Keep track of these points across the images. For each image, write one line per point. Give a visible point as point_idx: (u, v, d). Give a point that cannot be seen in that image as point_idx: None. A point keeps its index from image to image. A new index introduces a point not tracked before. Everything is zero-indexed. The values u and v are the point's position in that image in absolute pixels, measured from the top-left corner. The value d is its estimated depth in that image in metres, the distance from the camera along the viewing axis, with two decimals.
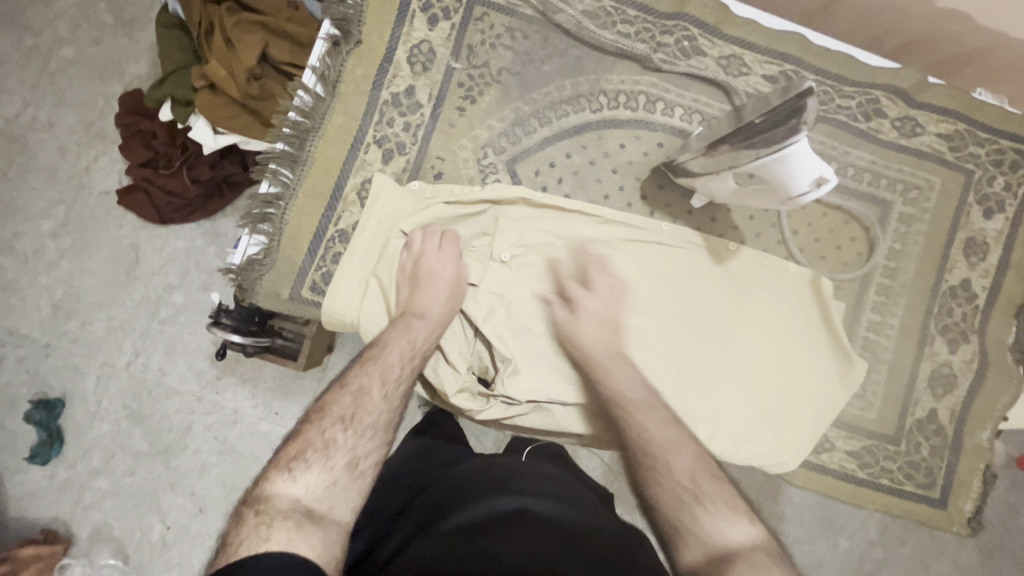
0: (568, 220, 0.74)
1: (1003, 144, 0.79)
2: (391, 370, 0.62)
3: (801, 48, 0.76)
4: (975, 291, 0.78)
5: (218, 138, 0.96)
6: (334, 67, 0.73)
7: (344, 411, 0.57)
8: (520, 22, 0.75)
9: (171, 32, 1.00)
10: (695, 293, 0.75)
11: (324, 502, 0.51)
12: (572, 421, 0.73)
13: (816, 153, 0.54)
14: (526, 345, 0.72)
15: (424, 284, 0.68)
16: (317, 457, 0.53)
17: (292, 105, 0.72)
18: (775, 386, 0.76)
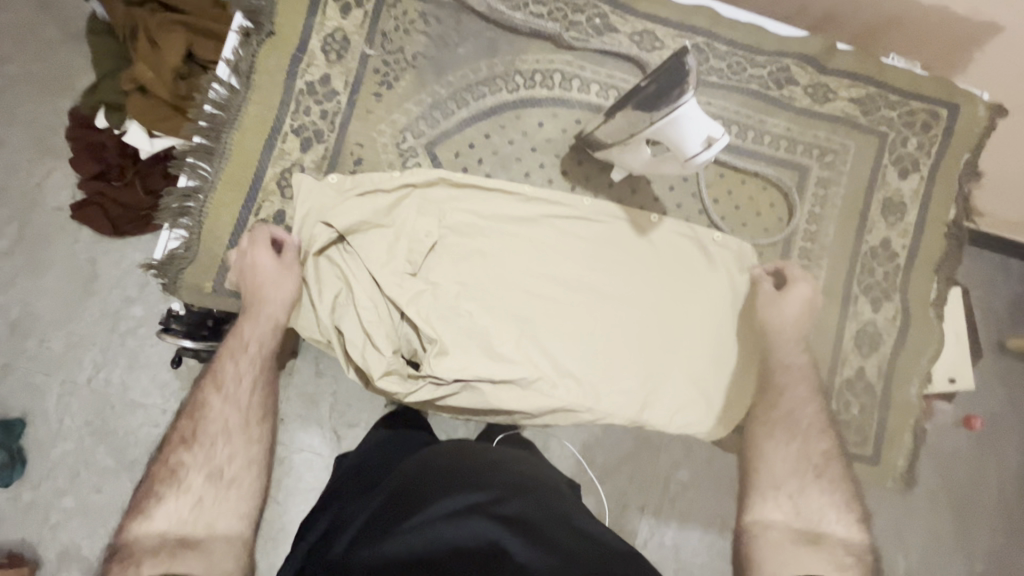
0: (482, 201, 0.75)
1: (914, 106, 0.80)
2: (233, 376, 0.66)
3: (712, 21, 0.78)
4: (895, 250, 0.80)
5: (154, 141, 0.95)
6: (246, 58, 0.73)
7: (185, 436, 0.61)
8: (433, 8, 0.76)
9: (100, 38, 1.00)
10: (608, 271, 0.76)
11: (197, 522, 0.57)
12: (503, 399, 0.72)
13: (704, 112, 0.58)
14: (454, 326, 0.72)
15: (260, 281, 0.68)
16: (171, 488, 0.58)
17: (206, 98, 0.72)
18: (702, 350, 0.76)
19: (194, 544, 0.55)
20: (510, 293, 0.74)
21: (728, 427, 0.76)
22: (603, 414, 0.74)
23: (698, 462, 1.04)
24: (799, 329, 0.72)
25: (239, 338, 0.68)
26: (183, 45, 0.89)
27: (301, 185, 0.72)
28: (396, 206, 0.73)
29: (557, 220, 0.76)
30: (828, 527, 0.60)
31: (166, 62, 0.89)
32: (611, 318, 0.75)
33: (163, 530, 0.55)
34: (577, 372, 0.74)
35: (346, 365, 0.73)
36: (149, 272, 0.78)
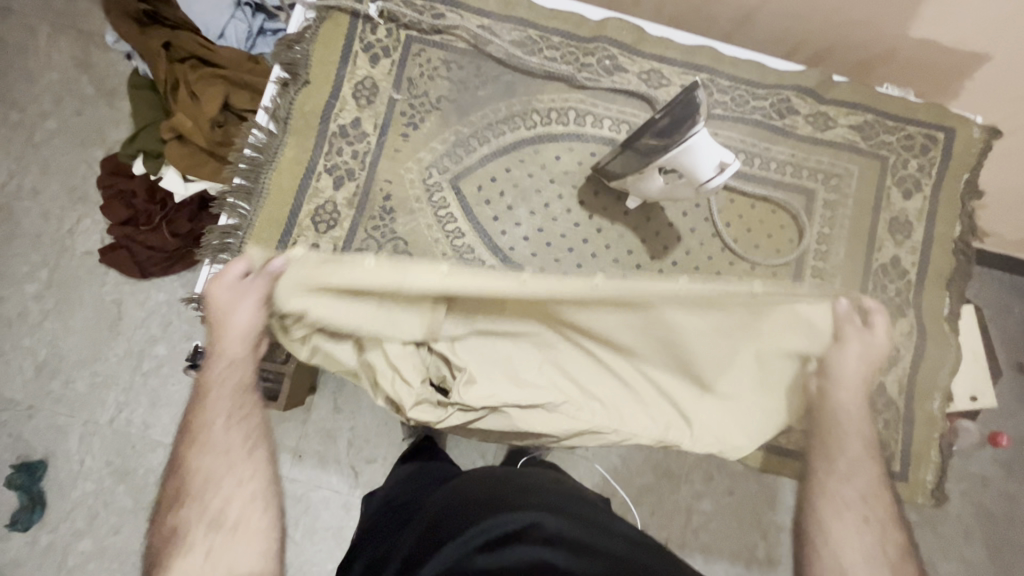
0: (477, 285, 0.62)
1: (911, 130, 0.85)
2: (211, 417, 0.61)
3: (713, 59, 0.84)
4: (905, 267, 0.83)
5: (189, 185, 1.01)
6: (284, 105, 0.79)
7: (179, 493, 0.57)
8: (455, 55, 0.83)
9: (141, 92, 1.07)
10: (629, 324, 0.73)
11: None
12: (529, 423, 0.73)
13: (716, 140, 0.61)
14: (478, 356, 0.74)
15: (219, 320, 0.62)
16: (176, 555, 0.54)
17: (247, 142, 0.77)
18: (726, 378, 0.75)
19: None
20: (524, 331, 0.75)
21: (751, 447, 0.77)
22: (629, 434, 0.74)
23: (721, 491, 1.03)
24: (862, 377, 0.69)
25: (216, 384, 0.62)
26: (222, 97, 0.96)
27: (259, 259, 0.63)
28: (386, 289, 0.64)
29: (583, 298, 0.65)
30: None
31: (206, 112, 0.96)
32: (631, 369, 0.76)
33: None
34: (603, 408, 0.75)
35: (376, 393, 0.75)
36: (185, 303, 0.80)
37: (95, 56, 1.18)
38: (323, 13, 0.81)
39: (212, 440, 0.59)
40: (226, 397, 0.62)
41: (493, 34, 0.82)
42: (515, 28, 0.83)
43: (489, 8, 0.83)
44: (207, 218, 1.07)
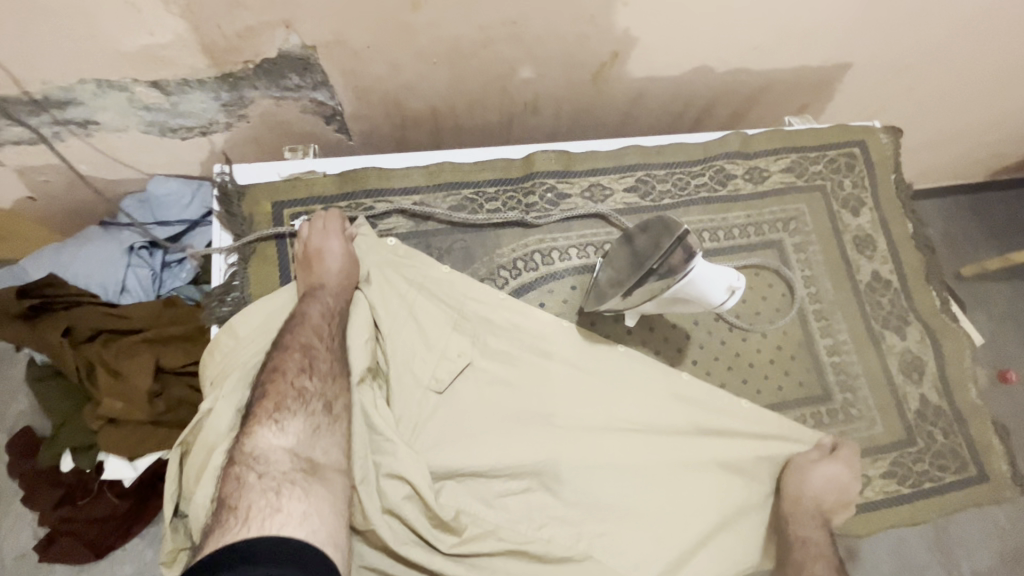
0: (525, 341, 0.76)
1: (832, 154, 0.90)
2: (315, 318, 0.69)
3: (642, 155, 0.85)
4: (886, 277, 0.86)
5: (138, 463, 0.94)
6: (225, 362, 0.70)
7: (301, 363, 0.66)
8: (400, 240, 0.79)
9: (48, 383, 0.95)
10: (644, 442, 0.74)
11: (315, 447, 0.62)
12: (562, 545, 0.68)
13: (715, 269, 0.66)
14: (514, 454, 0.71)
15: (317, 260, 0.72)
16: (298, 405, 0.63)
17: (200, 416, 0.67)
18: (706, 497, 0.73)
19: (314, 473, 0.60)
20: (561, 444, 0.72)
21: (743, 545, 0.73)
22: (636, 555, 0.69)
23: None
24: (820, 501, 0.74)
25: (309, 299, 0.70)
26: (152, 364, 0.87)
27: (388, 271, 0.76)
28: (455, 378, 0.73)
29: (560, 360, 0.76)
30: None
31: (141, 386, 0.85)
32: (640, 447, 0.74)
33: (291, 445, 0.61)
34: (607, 516, 0.71)
35: (386, 504, 0.66)
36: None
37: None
38: (246, 251, 0.76)
39: (321, 326, 0.69)
40: (323, 311, 0.70)
41: (430, 207, 0.80)
42: (448, 193, 0.81)
43: (417, 184, 0.80)
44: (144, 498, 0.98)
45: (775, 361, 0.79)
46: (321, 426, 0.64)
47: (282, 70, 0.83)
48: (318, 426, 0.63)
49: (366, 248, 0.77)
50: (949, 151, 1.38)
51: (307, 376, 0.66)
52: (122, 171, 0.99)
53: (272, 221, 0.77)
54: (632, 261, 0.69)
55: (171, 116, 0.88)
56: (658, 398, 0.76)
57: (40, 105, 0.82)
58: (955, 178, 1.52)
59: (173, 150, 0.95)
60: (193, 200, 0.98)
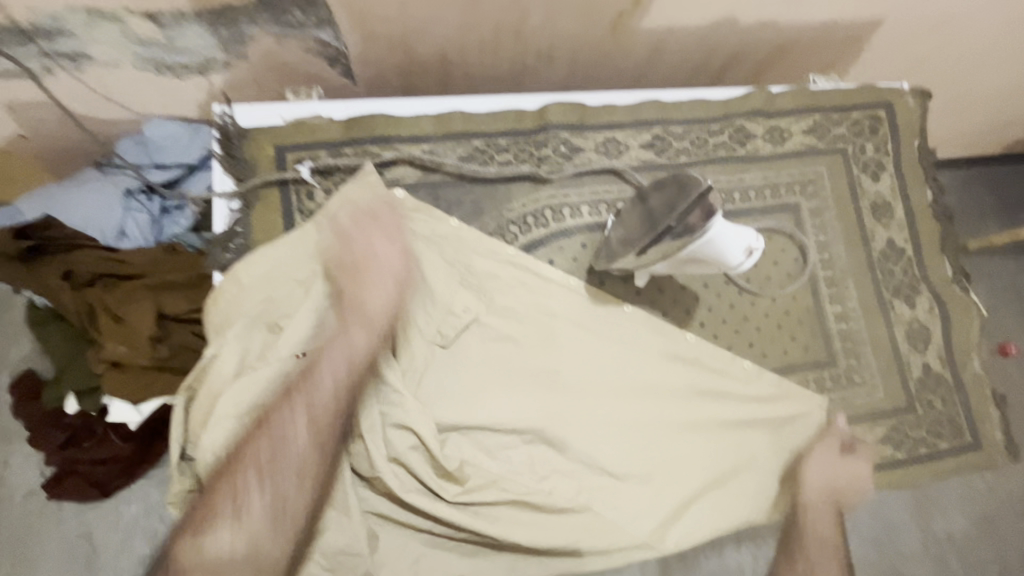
0: (531, 301, 0.75)
1: (856, 116, 0.87)
2: (339, 335, 0.68)
3: (661, 109, 0.82)
4: (901, 245, 0.85)
5: (140, 407, 0.92)
6: (226, 308, 0.68)
7: (309, 391, 0.66)
8: (408, 191, 0.77)
9: (48, 326, 0.94)
10: (646, 403, 0.75)
11: (286, 483, 0.64)
12: (564, 496, 0.70)
13: (733, 231, 0.66)
14: (521, 410, 0.71)
15: (367, 269, 0.70)
16: (284, 438, 0.65)
17: (202, 363, 0.66)
18: (703, 456, 0.75)
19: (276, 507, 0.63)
20: (567, 406, 0.73)
21: (739, 504, 0.75)
22: (631, 508, 0.72)
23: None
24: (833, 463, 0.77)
25: (349, 303, 0.69)
26: (154, 310, 0.86)
27: (395, 227, 0.74)
28: (460, 333, 0.73)
29: (567, 319, 0.75)
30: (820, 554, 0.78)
31: (142, 330, 0.85)
32: (642, 407, 0.75)
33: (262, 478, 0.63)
34: (610, 470, 0.72)
35: (391, 453, 0.67)
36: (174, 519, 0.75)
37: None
38: (249, 197, 0.73)
39: (339, 351, 0.67)
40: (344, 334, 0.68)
41: (439, 157, 0.77)
42: (458, 143, 0.78)
43: (425, 132, 0.77)
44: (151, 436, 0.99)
45: (783, 326, 0.79)
46: (303, 467, 0.65)
47: (284, 5, 0.78)
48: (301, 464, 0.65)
49: (366, 199, 0.73)
50: (973, 119, 1.33)
51: (304, 412, 0.66)
52: (117, 110, 0.95)
53: (274, 166, 0.74)
54: (647, 221, 0.67)
55: (166, 51, 0.84)
56: (663, 360, 0.76)
57: (26, 35, 0.77)
58: (976, 146, 1.48)
59: (168, 89, 0.91)
60: (192, 143, 0.95)
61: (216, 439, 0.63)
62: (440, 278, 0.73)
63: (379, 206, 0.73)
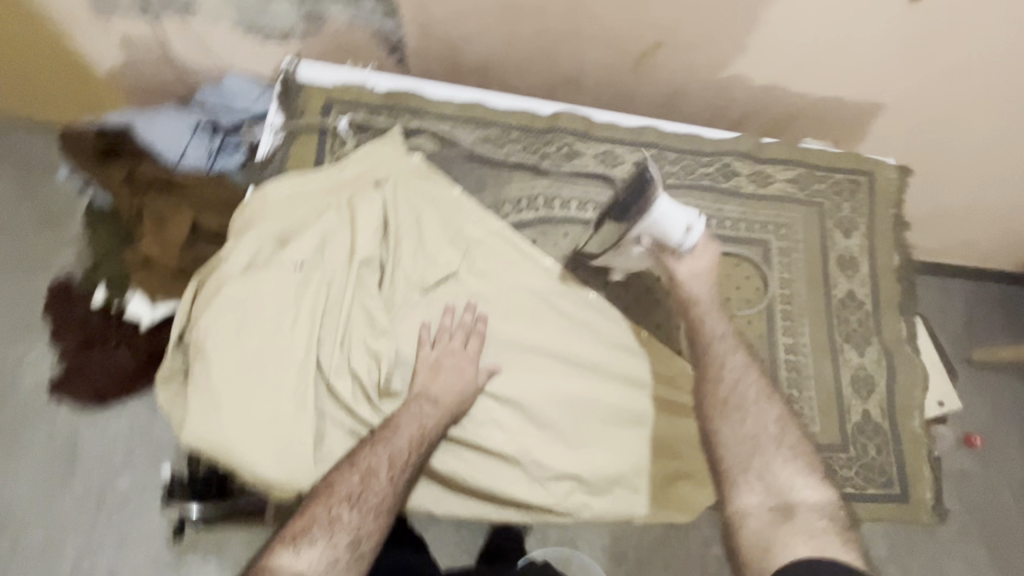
0: (509, 273, 0.84)
1: (839, 177, 0.95)
2: (434, 422, 0.73)
3: (660, 135, 0.92)
4: (861, 298, 0.91)
5: (155, 308, 1.05)
6: (249, 215, 0.80)
7: (406, 430, 0.71)
8: (423, 157, 0.88)
9: (101, 221, 1.09)
10: (591, 385, 0.82)
11: (371, 490, 0.68)
12: (496, 445, 0.77)
13: (677, 205, 0.73)
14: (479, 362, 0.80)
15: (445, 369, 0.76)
16: (375, 459, 0.69)
17: (219, 256, 0.78)
18: (630, 447, 0.81)
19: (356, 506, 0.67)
20: (518, 371, 0.81)
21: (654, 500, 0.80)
22: (555, 471, 0.78)
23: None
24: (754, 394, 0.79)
25: (439, 387, 0.75)
26: (191, 222, 0.98)
27: (407, 185, 0.85)
28: (439, 283, 0.82)
29: (537, 294, 0.84)
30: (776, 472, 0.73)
31: (175, 236, 0.97)
32: (588, 388, 0.82)
33: (349, 489, 0.67)
34: (545, 436, 0.79)
35: (354, 369, 0.76)
36: (159, 391, 0.84)
37: (62, 213, 1.48)
38: (294, 133, 0.88)
39: (434, 423, 0.73)
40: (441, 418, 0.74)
41: (457, 135, 0.89)
42: (476, 127, 0.90)
43: (450, 113, 0.90)
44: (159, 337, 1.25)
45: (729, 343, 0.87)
46: (390, 477, 0.69)
47: None
48: (387, 476, 0.69)
49: (385, 156, 0.86)
50: (989, 229, 1.34)
51: (391, 437, 0.71)
52: (207, 58, 1.12)
53: (319, 114, 0.88)
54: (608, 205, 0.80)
55: (257, 14, 1.00)
56: (616, 350, 0.84)
57: None
58: (993, 261, 1.47)
59: (252, 47, 1.07)
60: (257, 99, 1.09)
61: (213, 318, 0.73)
62: (433, 234, 0.83)
63: (397, 165, 0.86)
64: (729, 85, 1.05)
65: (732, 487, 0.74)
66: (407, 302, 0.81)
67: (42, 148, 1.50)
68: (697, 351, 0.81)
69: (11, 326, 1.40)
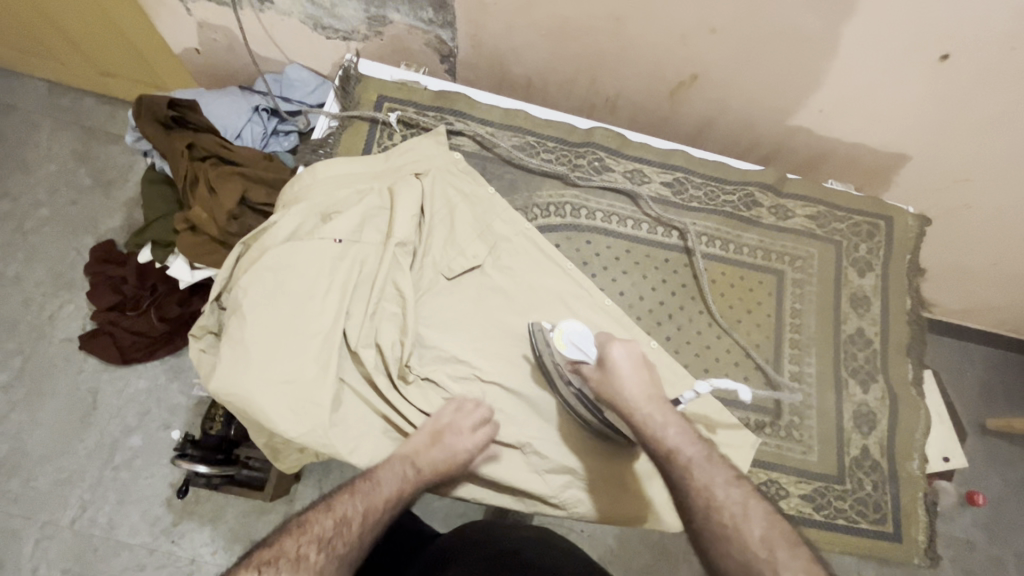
0: (531, 272, 0.88)
1: (858, 219, 0.98)
2: (413, 485, 0.72)
3: (687, 161, 0.97)
4: (870, 336, 0.94)
5: (195, 272, 1.12)
6: (299, 189, 0.87)
7: (386, 485, 0.71)
8: (463, 156, 0.95)
9: (158, 186, 1.17)
10: None
11: (341, 536, 0.64)
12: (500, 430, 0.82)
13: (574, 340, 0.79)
14: (495, 352, 0.85)
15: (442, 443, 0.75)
16: (352, 507, 0.67)
17: (266, 224, 0.84)
18: (629, 450, 0.84)
19: (325, 548, 0.62)
20: (530, 364, 0.85)
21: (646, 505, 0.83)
22: (554, 464, 0.82)
23: (631, 550, 1.21)
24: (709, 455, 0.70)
25: (429, 457, 0.75)
26: (241, 191, 1.04)
27: (446, 179, 0.90)
28: (464, 273, 0.87)
29: (555, 294, 0.88)
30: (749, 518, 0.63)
31: (223, 202, 1.03)
32: None
33: (320, 530, 0.63)
34: (550, 429, 0.83)
35: (379, 342, 0.81)
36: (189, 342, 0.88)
37: (114, 177, 1.57)
38: (345, 122, 0.95)
39: (412, 484, 0.72)
40: (420, 481, 0.73)
41: (496, 139, 0.95)
42: (515, 134, 0.96)
43: (492, 118, 0.96)
44: (190, 305, 1.33)
45: (738, 364, 0.90)
46: (362, 527, 0.66)
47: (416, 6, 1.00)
48: (359, 524, 0.66)
49: (427, 150, 0.92)
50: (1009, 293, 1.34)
51: (369, 490, 0.69)
52: (273, 50, 1.20)
53: (372, 107, 0.95)
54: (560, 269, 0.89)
55: (327, 15, 1.07)
56: None
57: None
58: (1013, 329, 1.45)
59: (315, 42, 1.14)
60: (315, 91, 1.17)
61: (254, 278, 0.78)
62: (465, 226, 0.88)
63: (439, 160, 0.92)
64: (758, 124, 1.09)
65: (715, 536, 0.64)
66: (433, 286, 0.86)
67: (106, 118, 1.61)
68: (673, 466, 0.69)
69: (53, 280, 1.47)
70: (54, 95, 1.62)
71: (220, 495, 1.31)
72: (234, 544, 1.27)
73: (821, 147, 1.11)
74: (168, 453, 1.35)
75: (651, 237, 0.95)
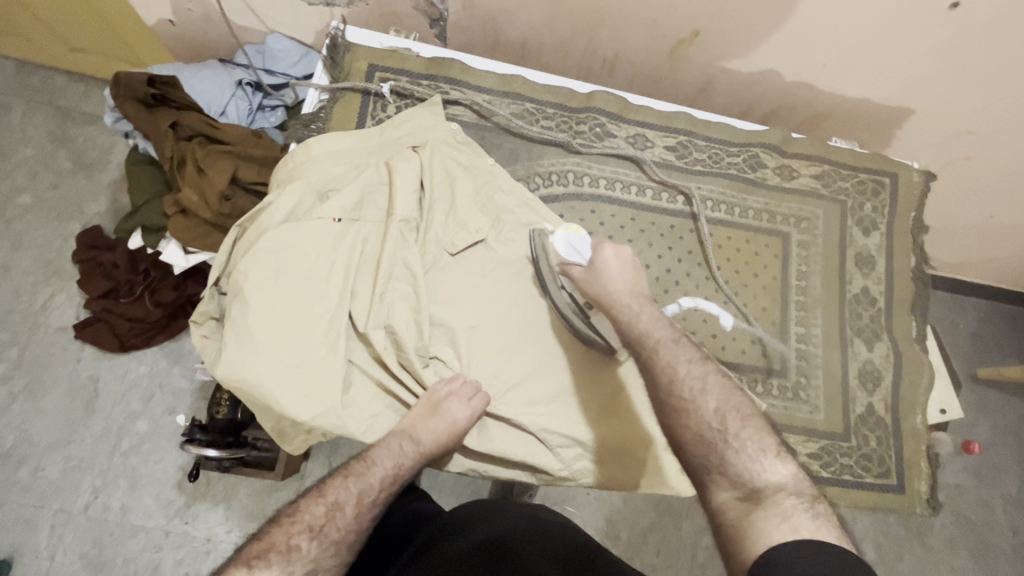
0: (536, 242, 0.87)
1: (862, 177, 0.96)
2: (408, 465, 0.72)
3: (690, 123, 0.94)
4: (874, 295, 0.94)
5: (189, 257, 1.09)
6: (294, 164, 0.83)
7: (379, 467, 0.71)
8: (461, 126, 0.92)
9: (143, 168, 1.13)
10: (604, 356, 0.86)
11: (334, 522, 0.65)
12: (511, 407, 0.82)
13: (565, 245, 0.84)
14: (503, 327, 0.85)
15: (438, 415, 0.75)
16: (345, 493, 0.67)
17: (263, 204, 0.81)
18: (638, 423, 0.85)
19: (318, 535, 0.63)
20: (537, 337, 0.86)
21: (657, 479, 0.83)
22: (563, 437, 0.82)
23: (636, 509, 1.24)
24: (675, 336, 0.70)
25: (422, 435, 0.74)
26: (231, 170, 1.01)
27: (442, 151, 0.87)
28: (468, 248, 0.86)
29: None
30: (709, 399, 0.63)
31: (215, 183, 1.00)
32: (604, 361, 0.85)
33: (313, 517, 0.64)
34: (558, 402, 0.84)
35: (385, 323, 0.80)
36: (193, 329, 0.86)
37: (94, 159, 1.51)
38: (336, 94, 0.91)
39: (407, 465, 0.72)
40: (415, 461, 0.73)
41: (494, 108, 0.92)
42: (513, 102, 0.93)
43: (488, 85, 0.93)
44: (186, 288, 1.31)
45: (744, 329, 0.90)
46: (355, 511, 0.67)
47: None
48: (353, 508, 0.67)
49: (425, 121, 0.88)
50: (1007, 249, 1.35)
51: (361, 475, 0.69)
52: (253, 19, 1.13)
53: (364, 77, 0.92)
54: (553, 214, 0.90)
55: None
56: None
57: None
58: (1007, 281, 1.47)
59: (298, 10, 1.08)
60: (299, 62, 1.13)
61: (253, 262, 0.76)
62: (465, 202, 0.86)
63: (436, 131, 0.88)
64: (762, 82, 1.06)
65: (668, 420, 0.65)
66: (437, 261, 0.85)
67: (80, 98, 1.54)
68: (642, 347, 0.70)
69: (41, 269, 1.44)
70: (22, 75, 1.54)
71: (230, 476, 1.32)
72: (248, 523, 1.29)
73: (824, 104, 1.09)
74: (176, 437, 1.35)
75: (655, 203, 0.93)
